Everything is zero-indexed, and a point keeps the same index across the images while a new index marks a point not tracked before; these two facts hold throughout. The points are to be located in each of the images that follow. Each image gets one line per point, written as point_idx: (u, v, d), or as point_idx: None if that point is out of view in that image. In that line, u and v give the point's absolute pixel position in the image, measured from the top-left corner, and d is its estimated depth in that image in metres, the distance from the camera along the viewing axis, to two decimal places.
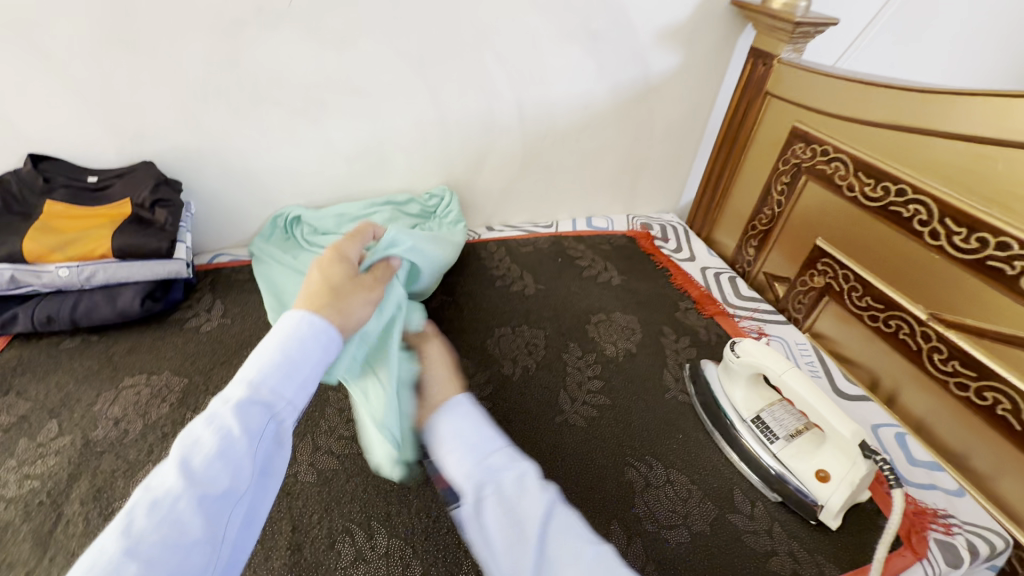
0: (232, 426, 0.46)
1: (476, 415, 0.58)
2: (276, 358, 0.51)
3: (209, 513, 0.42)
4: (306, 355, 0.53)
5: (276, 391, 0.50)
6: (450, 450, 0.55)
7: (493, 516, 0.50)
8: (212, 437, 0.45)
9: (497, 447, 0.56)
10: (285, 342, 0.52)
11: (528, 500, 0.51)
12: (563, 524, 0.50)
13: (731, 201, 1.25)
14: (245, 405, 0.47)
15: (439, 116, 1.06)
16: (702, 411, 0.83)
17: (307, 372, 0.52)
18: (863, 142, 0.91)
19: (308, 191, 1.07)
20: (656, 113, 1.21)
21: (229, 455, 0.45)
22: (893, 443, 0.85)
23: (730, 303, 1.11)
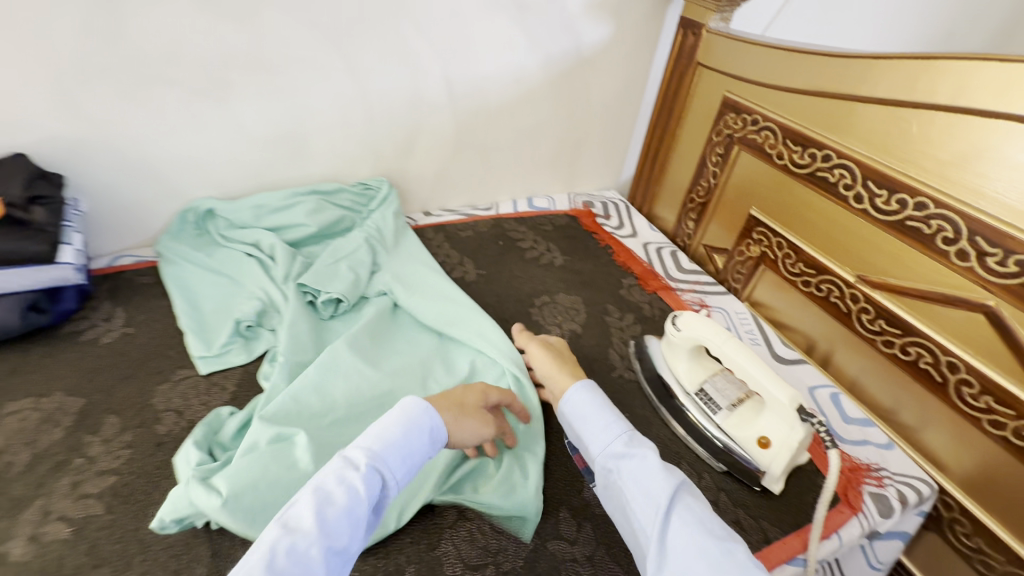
0: (359, 488, 0.50)
1: (598, 403, 0.65)
2: (401, 434, 0.55)
3: (329, 566, 0.45)
4: (423, 440, 0.56)
5: (394, 470, 0.53)
6: (586, 440, 0.63)
7: (629, 494, 0.57)
8: (341, 493, 0.49)
9: (620, 432, 0.62)
10: (405, 421, 0.56)
11: (652, 476, 0.56)
12: (687, 511, 0.54)
13: (669, 175, 1.25)
14: (371, 473, 0.52)
15: (362, 95, 0.99)
16: (647, 387, 0.82)
17: (418, 451, 0.56)
18: (789, 109, 0.92)
19: (221, 182, 0.97)
20: (591, 88, 1.18)
21: (354, 514, 0.49)
22: (829, 403, 0.88)
23: (672, 278, 1.11)
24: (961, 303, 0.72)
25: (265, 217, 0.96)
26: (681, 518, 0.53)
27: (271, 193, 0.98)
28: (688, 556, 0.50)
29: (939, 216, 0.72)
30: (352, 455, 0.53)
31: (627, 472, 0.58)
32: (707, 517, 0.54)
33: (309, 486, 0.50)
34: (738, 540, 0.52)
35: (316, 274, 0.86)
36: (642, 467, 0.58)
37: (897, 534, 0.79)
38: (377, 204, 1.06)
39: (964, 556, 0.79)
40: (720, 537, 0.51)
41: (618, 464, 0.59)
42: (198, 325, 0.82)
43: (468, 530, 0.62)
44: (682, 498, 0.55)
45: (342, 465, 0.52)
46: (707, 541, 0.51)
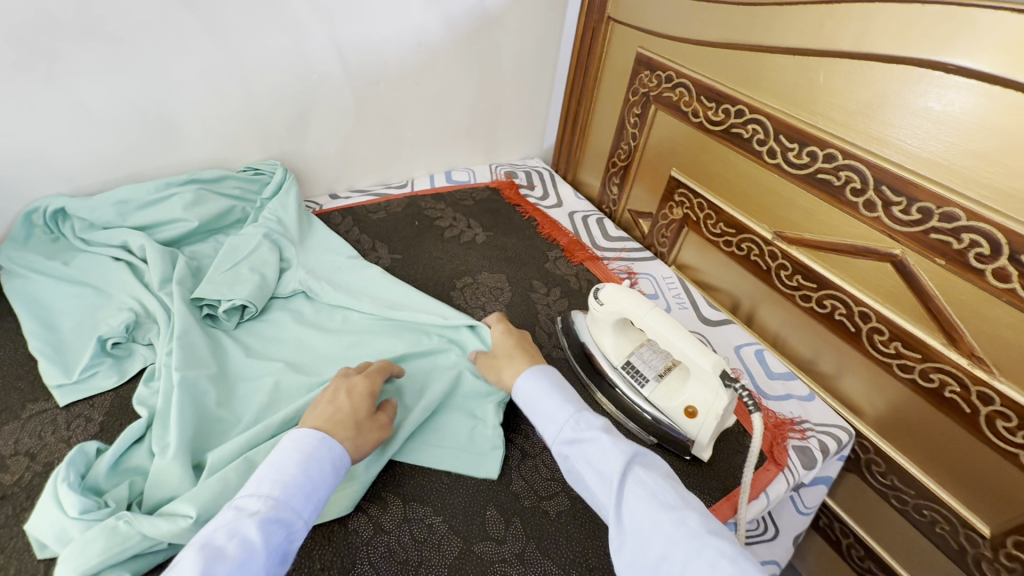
0: (257, 538, 0.45)
1: (549, 387, 0.62)
2: (298, 474, 0.50)
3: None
4: (325, 472, 0.52)
5: (299, 510, 0.49)
6: (541, 428, 0.60)
7: (586, 476, 0.54)
8: (234, 546, 0.44)
9: (568, 414, 0.59)
10: (302, 458, 0.51)
11: (604, 455, 0.54)
12: (640, 483, 0.51)
13: (591, 139, 1.20)
14: (269, 519, 0.47)
15: (236, 66, 0.86)
16: (576, 365, 0.79)
17: (323, 493, 0.51)
18: (701, 64, 0.89)
19: (73, 175, 0.82)
20: (502, 49, 1.10)
21: (248, 568, 0.43)
22: (753, 360, 0.88)
23: (598, 247, 1.07)
24: (870, 253, 0.72)
25: (133, 214, 0.83)
26: (632, 494, 0.51)
27: (137, 184, 0.84)
28: (643, 534, 0.49)
29: (846, 167, 0.72)
30: (248, 502, 0.48)
31: (582, 456, 0.55)
32: (660, 485, 0.51)
33: (195, 545, 0.44)
34: (694, 507, 0.50)
35: (213, 283, 0.75)
36: (595, 448, 0.55)
37: (821, 480, 0.82)
38: (273, 190, 0.94)
39: (881, 494, 0.83)
40: (672, 507, 0.49)
41: (572, 449, 0.56)
42: (52, 347, 0.70)
43: (386, 546, 0.57)
44: (631, 471, 0.52)
45: (235, 516, 0.46)
46: (658, 517, 0.49)
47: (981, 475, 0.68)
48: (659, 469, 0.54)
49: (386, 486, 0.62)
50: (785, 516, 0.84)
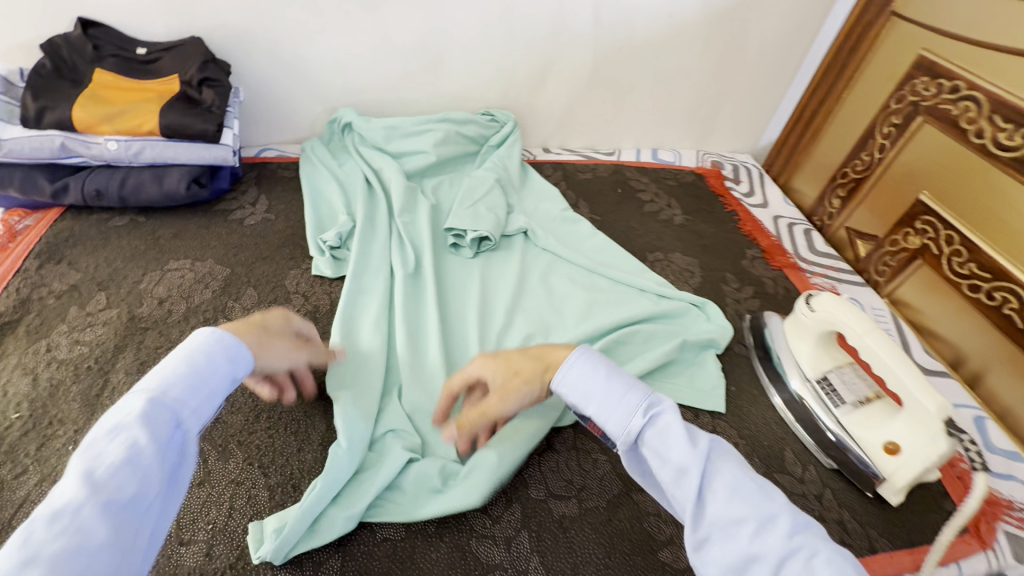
0: (143, 432, 0.39)
1: (604, 371, 0.53)
2: (182, 366, 0.45)
3: (117, 522, 0.35)
4: (215, 364, 0.47)
5: (183, 399, 0.43)
6: (595, 418, 0.52)
7: (656, 466, 0.48)
8: (119, 445, 0.38)
9: (633, 404, 0.50)
10: (183, 354, 0.46)
11: (676, 446, 0.46)
12: (728, 482, 0.44)
13: (821, 144, 1.10)
14: (154, 412, 0.41)
15: (506, 14, 0.94)
16: (758, 364, 0.77)
17: (215, 385, 0.46)
18: (1007, 77, 0.75)
19: (361, 89, 0.99)
20: (752, 33, 1.05)
21: (139, 462, 0.38)
22: (971, 425, 0.76)
23: (803, 258, 1.00)
24: None
25: (397, 139, 0.97)
26: (714, 490, 0.44)
27: (407, 118, 0.99)
28: (729, 532, 0.42)
29: None
30: (125, 402, 0.41)
31: (653, 447, 0.48)
32: (739, 477, 0.44)
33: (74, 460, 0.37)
34: (778, 501, 0.43)
35: (463, 217, 0.87)
36: (668, 434, 0.47)
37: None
38: (504, 141, 1.04)
39: None
40: (758, 507, 0.42)
41: (641, 440, 0.49)
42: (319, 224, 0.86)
43: (556, 463, 0.62)
44: (708, 464, 0.45)
45: (112, 421, 0.39)
46: (743, 519, 0.42)
47: None
48: (732, 454, 0.47)
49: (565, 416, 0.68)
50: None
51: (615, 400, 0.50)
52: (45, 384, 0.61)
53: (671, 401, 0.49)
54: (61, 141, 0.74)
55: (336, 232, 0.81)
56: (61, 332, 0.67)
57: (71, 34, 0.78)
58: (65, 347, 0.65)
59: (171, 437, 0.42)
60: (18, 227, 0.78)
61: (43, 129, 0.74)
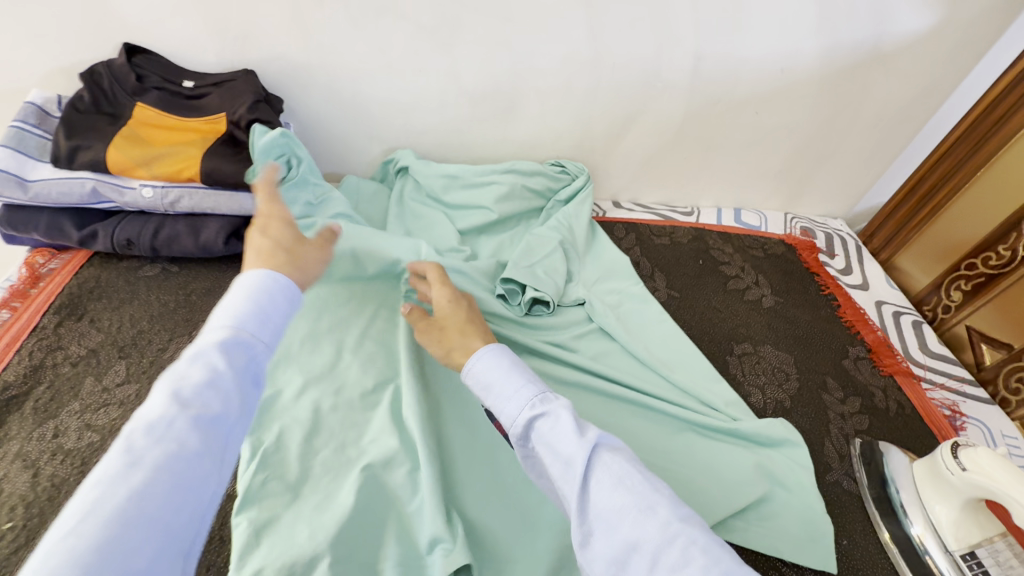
0: (222, 358, 0.40)
1: (511, 364, 0.53)
2: (247, 296, 0.45)
3: (206, 437, 0.37)
4: (279, 297, 0.46)
5: (259, 327, 0.43)
6: (497, 410, 0.51)
7: (546, 460, 0.46)
8: (199, 368, 0.39)
9: (530, 396, 0.49)
10: (247, 285, 0.46)
11: (567, 438, 0.44)
12: (611, 470, 0.43)
13: (941, 222, 0.96)
14: (229, 341, 0.41)
15: (593, 60, 0.83)
16: (873, 506, 0.64)
17: (279, 313, 0.46)
18: None
19: (421, 131, 0.90)
20: (872, 92, 0.90)
21: (216, 383, 0.39)
22: None
23: (914, 360, 0.86)
24: None
25: (456, 189, 0.88)
26: (597, 480, 0.42)
27: (469, 166, 0.90)
28: (612, 523, 0.41)
29: None
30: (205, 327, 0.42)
31: (543, 438, 0.47)
32: (628, 469, 0.43)
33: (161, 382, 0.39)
34: (663, 492, 0.42)
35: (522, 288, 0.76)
36: (557, 427, 0.46)
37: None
38: (574, 198, 0.93)
39: None
40: (641, 496, 0.41)
41: (531, 432, 0.48)
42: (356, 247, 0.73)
43: None
44: (596, 454, 0.44)
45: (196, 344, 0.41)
46: (628, 509, 0.40)
47: None
48: (624, 448, 0.46)
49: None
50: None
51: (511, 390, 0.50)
52: (45, 484, 0.53)
53: (566, 397, 0.49)
54: (92, 185, 0.67)
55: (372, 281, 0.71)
56: (73, 412, 0.59)
57: (114, 62, 0.71)
58: (74, 433, 0.57)
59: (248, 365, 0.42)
60: (42, 271, 0.71)
61: (76, 170, 0.67)
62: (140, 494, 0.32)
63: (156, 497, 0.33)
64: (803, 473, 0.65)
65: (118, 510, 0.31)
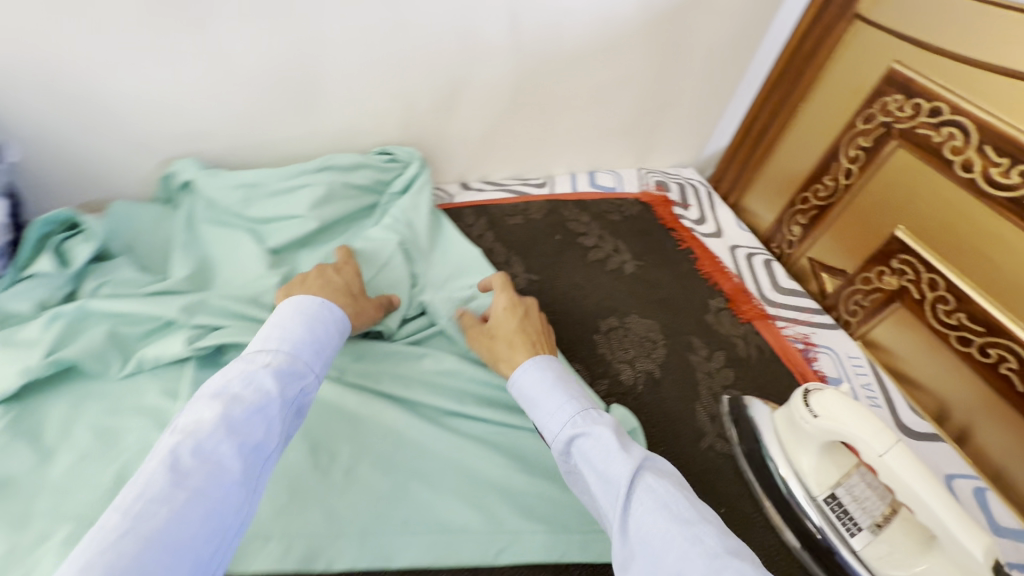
0: (273, 387, 0.46)
1: (564, 386, 0.57)
2: (303, 330, 0.53)
3: (247, 463, 0.42)
4: (330, 334, 0.55)
5: (309, 364, 0.52)
6: (539, 426, 0.56)
7: (587, 475, 0.50)
8: (251, 393, 0.45)
9: (570, 415, 0.54)
10: (305, 318, 0.54)
11: (608, 456, 0.49)
12: (655, 492, 0.46)
13: (774, 160, 0.98)
14: (283, 372, 0.48)
15: (396, 27, 0.71)
16: (745, 464, 0.64)
17: (326, 350, 0.54)
18: (998, 102, 0.64)
19: (203, 135, 0.73)
20: (696, 37, 0.88)
21: (264, 411, 0.45)
22: (972, 502, 0.68)
23: (768, 300, 0.88)
24: None
25: (258, 201, 0.73)
26: (640, 501, 0.45)
27: (271, 169, 0.75)
28: (653, 549, 0.43)
29: None
30: (260, 354, 0.49)
31: (582, 452, 0.51)
32: (674, 494, 0.46)
33: (208, 396, 0.44)
34: (712, 521, 0.44)
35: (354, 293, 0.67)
36: (603, 447, 0.50)
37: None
38: (408, 183, 0.82)
39: None
40: (688, 521, 0.44)
41: (573, 447, 0.52)
42: (116, 310, 0.59)
43: None
44: (639, 477, 0.47)
45: (246, 367, 0.47)
46: (672, 531, 0.43)
47: None
48: (671, 474, 0.49)
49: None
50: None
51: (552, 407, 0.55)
52: None
53: (607, 417, 0.53)
54: None
55: (152, 355, 0.58)
56: None
57: None
58: None
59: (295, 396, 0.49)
60: None
61: None
62: (178, 514, 0.37)
63: (199, 512, 0.38)
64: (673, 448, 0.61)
65: (162, 525, 0.36)
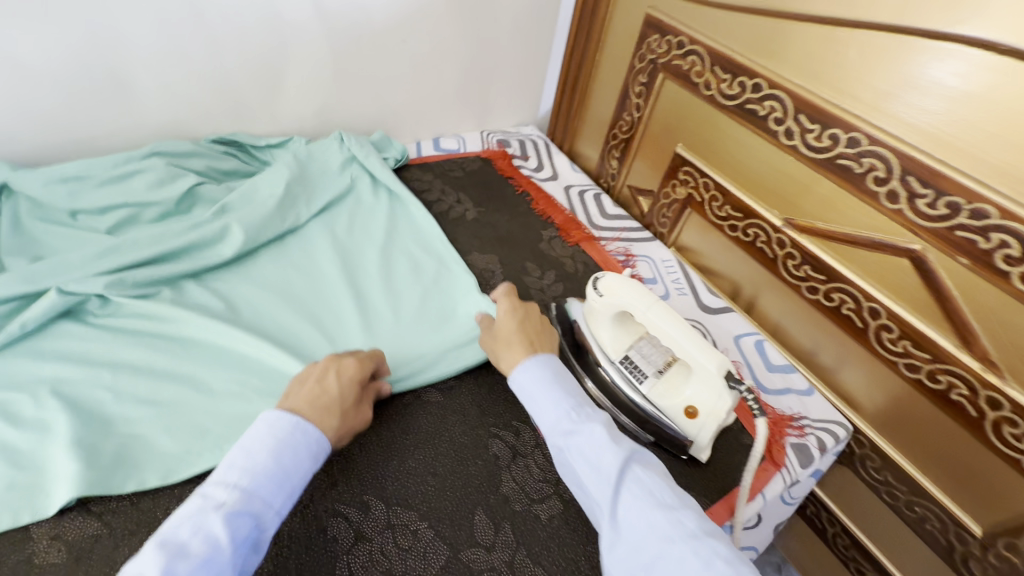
0: (222, 533, 0.43)
1: (557, 376, 0.60)
2: (270, 461, 0.48)
3: None
4: (302, 457, 0.50)
5: (271, 499, 0.47)
6: (536, 418, 0.58)
7: (580, 470, 0.52)
8: (199, 544, 0.42)
9: (565, 410, 0.56)
10: (274, 441, 0.49)
11: (602, 453, 0.51)
12: (639, 486, 0.50)
13: (589, 108, 1.12)
14: (235, 513, 0.44)
15: (197, 18, 0.77)
16: (569, 353, 0.76)
17: (297, 479, 0.49)
18: (718, 31, 0.80)
19: (8, 137, 0.73)
20: (498, 5, 1.00)
21: (212, 563, 0.41)
22: (753, 351, 0.85)
23: (595, 226, 1.01)
24: (885, 247, 0.68)
25: (86, 194, 0.74)
26: (631, 493, 0.49)
27: (94, 161, 0.76)
28: (640, 535, 0.47)
29: (870, 154, 0.65)
30: (215, 490, 0.45)
31: (575, 450, 0.53)
32: (659, 483, 0.50)
33: (154, 540, 0.42)
34: (692, 507, 0.49)
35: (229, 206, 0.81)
36: (594, 442, 0.53)
37: (795, 499, 0.74)
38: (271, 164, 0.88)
39: (873, 488, 0.82)
40: (670, 506, 0.48)
41: (564, 442, 0.54)
42: None
43: (367, 554, 0.53)
44: (629, 470, 0.51)
45: (200, 507, 0.44)
46: (658, 519, 0.47)
47: (909, 419, 0.73)
48: (655, 465, 0.53)
49: (352, 483, 0.58)
50: (773, 523, 0.76)
51: (552, 402, 0.57)
52: None
53: (599, 415, 0.55)
54: None
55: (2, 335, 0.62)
56: None
57: None
58: None
59: (249, 534, 0.45)
60: None
61: None
62: None
63: None
64: (449, 283, 0.82)
65: None
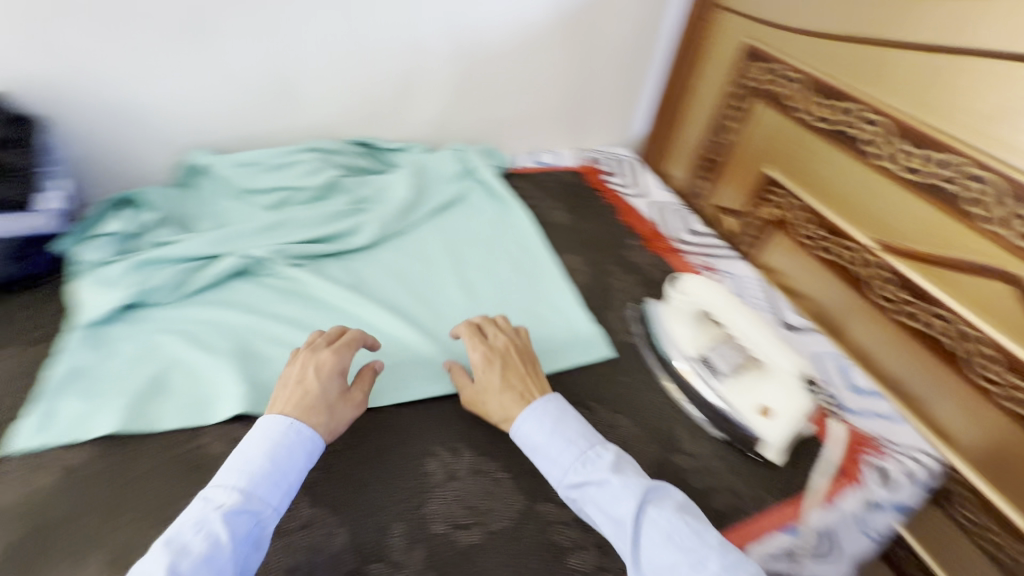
0: (222, 532, 0.48)
1: (555, 422, 0.62)
2: (265, 463, 0.53)
3: None
4: (298, 458, 0.55)
5: (266, 499, 0.52)
6: (543, 469, 0.61)
7: (599, 516, 0.56)
8: (201, 542, 0.47)
9: (581, 458, 0.59)
10: (264, 446, 0.54)
11: (618, 500, 0.55)
12: (658, 527, 0.54)
13: (682, 132, 1.19)
14: (233, 512, 0.50)
15: (356, 42, 0.94)
16: (647, 349, 0.81)
17: (292, 480, 0.54)
18: (823, 61, 0.85)
19: (208, 128, 0.93)
20: (608, 37, 1.11)
21: (213, 560, 0.47)
22: (836, 371, 0.84)
23: (679, 240, 1.06)
24: (984, 271, 0.67)
25: (258, 176, 0.92)
26: (647, 538, 0.54)
27: (266, 151, 0.94)
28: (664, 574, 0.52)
29: (973, 177, 0.66)
30: (216, 494, 0.51)
31: (592, 498, 0.57)
32: (673, 521, 0.54)
33: (162, 539, 0.48)
34: (712, 544, 0.53)
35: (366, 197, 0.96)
36: (608, 490, 0.56)
37: (874, 527, 0.71)
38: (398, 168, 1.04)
39: (964, 531, 0.77)
40: (688, 548, 0.52)
41: (581, 492, 0.58)
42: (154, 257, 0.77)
43: (456, 492, 0.61)
44: (643, 514, 0.54)
45: (203, 509, 0.50)
46: (676, 561, 0.52)
47: (1009, 458, 0.69)
48: (670, 503, 0.56)
49: (445, 431, 0.67)
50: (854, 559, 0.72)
51: (557, 452, 0.60)
52: None
53: (609, 458, 0.59)
54: None
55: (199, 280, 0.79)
56: None
57: None
58: None
59: (250, 531, 0.50)
60: None
61: None
62: None
63: None
64: (540, 276, 0.90)
65: None
